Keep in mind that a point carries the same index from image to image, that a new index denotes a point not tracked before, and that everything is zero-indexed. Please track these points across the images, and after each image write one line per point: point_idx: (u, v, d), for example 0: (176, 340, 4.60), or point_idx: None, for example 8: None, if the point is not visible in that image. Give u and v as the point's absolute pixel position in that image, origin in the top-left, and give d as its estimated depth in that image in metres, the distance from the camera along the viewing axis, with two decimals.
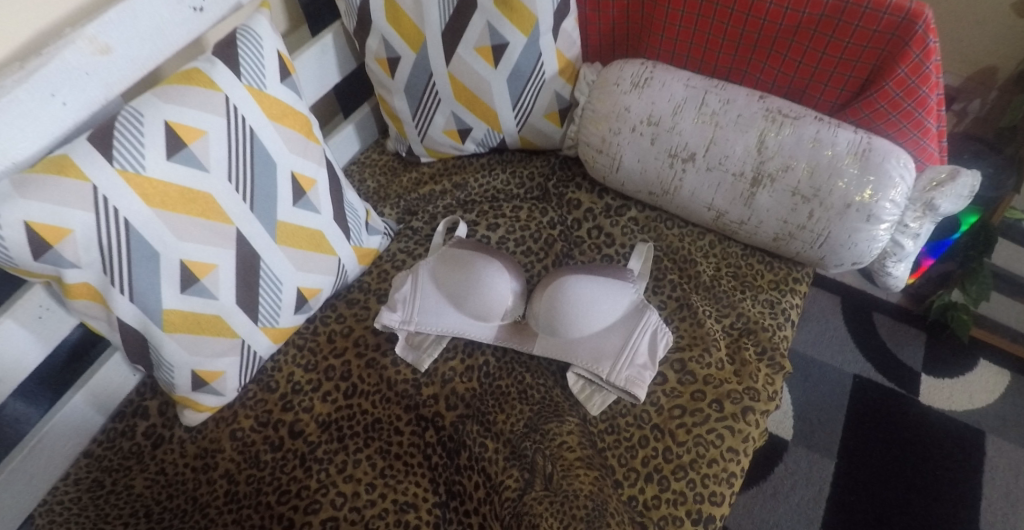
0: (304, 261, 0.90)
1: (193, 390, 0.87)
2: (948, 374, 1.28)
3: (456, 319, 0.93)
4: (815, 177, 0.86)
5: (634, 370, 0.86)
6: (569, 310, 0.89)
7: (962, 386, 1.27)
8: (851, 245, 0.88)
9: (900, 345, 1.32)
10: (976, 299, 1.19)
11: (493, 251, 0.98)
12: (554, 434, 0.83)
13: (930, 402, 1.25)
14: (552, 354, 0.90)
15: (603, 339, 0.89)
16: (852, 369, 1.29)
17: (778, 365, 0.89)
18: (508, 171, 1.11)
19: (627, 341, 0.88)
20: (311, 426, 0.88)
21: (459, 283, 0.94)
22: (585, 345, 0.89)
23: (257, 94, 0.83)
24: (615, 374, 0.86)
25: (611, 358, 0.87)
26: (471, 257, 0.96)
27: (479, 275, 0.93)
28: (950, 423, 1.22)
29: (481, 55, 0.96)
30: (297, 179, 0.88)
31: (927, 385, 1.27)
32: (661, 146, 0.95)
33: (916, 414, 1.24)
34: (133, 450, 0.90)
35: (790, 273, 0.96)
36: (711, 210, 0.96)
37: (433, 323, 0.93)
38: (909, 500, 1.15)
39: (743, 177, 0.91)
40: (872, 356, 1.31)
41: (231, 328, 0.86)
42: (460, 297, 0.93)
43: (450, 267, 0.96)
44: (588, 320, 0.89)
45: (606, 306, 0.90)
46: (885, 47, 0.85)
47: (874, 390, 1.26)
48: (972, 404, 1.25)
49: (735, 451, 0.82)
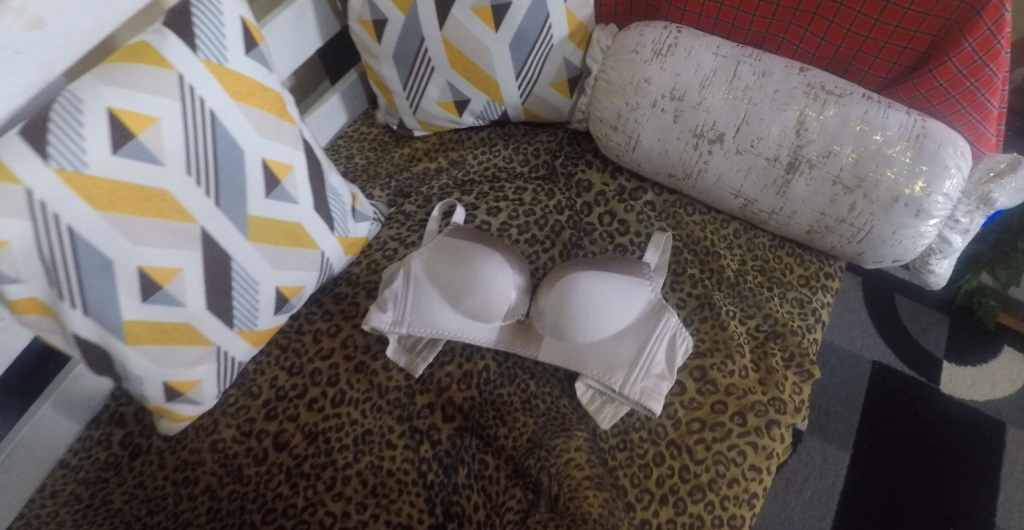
0: (282, 257, 0.81)
1: (167, 400, 0.79)
2: (972, 362, 1.20)
3: (452, 319, 0.85)
4: (861, 165, 0.76)
5: (650, 381, 0.77)
6: (577, 312, 0.80)
7: (985, 374, 1.19)
8: (895, 241, 0.78)
9: (924, 330, 1.24)
10: (1005, 283, 1.10)
11: (492, 241, 0.89)
12: (561, 451, 0.76)
13: (951, 392, 1.18)
14: (558, 361, 0.81)
15: (615, 345, 0.80)
16: (872, 355, 1.22)
17: (806, 372, 0.81)
18: (511, 146, 1.00)
19: (642, 348, 0.79)
20: (296, 438, 0.82)
21: (455, 279, 0.85)
22: (595, 352, 0.80)
23: (216, 70, 0.71)
24: (629, 386, 0.77)
25: (625, 367, 0.78)
26: (468, 249, 0.86)
27: (477, 272, 0.84)
28: (971, 414, 1.16)
29: (479, 17, 0.84)
30: (269, 166, 0.77)
31: (949, 374, 1.19)
32: (684, 125, 0.83)
33: (936, 405, 1.17)
34: (111, 461, 0.84)
35: (821, 267, 0.87)
36: (739, 198, 0.85)
37: (427, 324, 0.84)
38: (922, 496, 1.09)
39: (777, 162, 0.80)
40: (892, 340, 1.23)
41: (204, 335, 0.78)
42: (456, 296, 0.84)
43: (445, 260, 0.86)
44: (599, 324, 0.80)
45: (620, 307, 0.81)
46: (951, 17, 0.72)
47: (893, 379, 1.20)
48: (995, 394, 1.17)
49: (757, 469, 0.75)
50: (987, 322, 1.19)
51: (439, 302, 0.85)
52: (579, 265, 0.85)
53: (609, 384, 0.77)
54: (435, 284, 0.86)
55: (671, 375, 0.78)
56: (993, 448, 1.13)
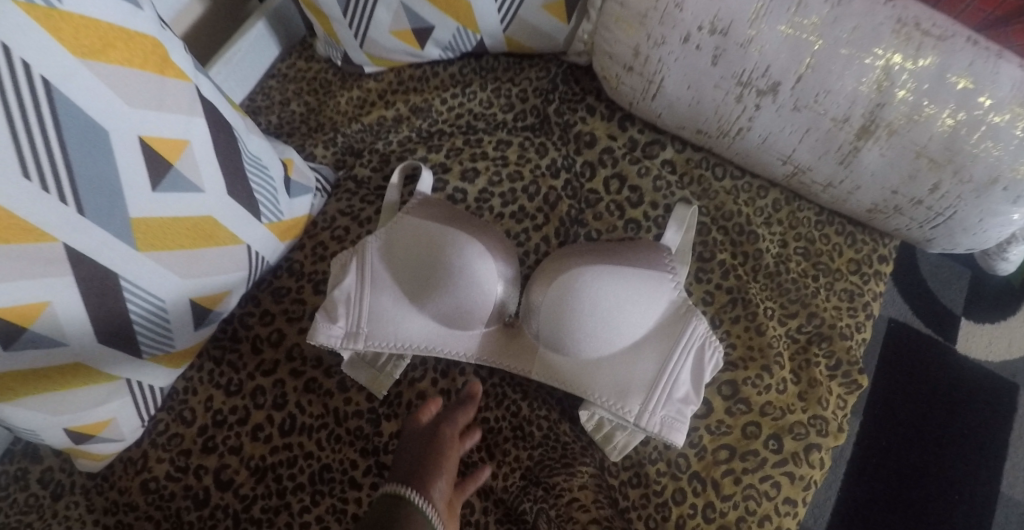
0: (193, 263, 0.62)
1: (77, 443, 0.64)
2: (991, 318, 1.06)
3: (423, 327, 0.67)
4: (953, 136, 0.57)
5: (672, 408, 0.63)
6: (581, 322, 0.63)
7: (1003, 331, 1.05)
8: (977, 230, 0.63)
9: (943, 284, 1.08)
10: None
11: (467, 221, 0.68)
12: (561, 491, 0.62)
13: (966, 352, 1.05)
14: (558, 380, 0.65)
15: (629, 360, 0.64)
16: (887, 312, 1.07)
17: (855, 383, 0.67)
18: (491, 86, 0.78)
19: (664, 365, 0.63)
20: (242, 475, 0.67)
21: (422, 277, 0.66)
22: (605, 370, 0.64)
23: (43, 15, 0.47)
24: (649, 415, 0.62)
25: (642, 390, 0.63)
26: (437, 235, 0.66)
27: (449, 271, 0.64)
28: (984, 376, 1.04)
29: None
30: (153, 148, 0.56)
31: (965, 331, 1.06)
32: (726, 69, 0.62)
33: (951, 366, 1.04)
34: (31, 503, 0.69)
35: (875, 249, 0.71)
36: (788, 164, 0.68)
37: (391, 334, 0.67)
38: (923, 468, 1.00)
39: (846, 124, 0.61)
40: (910, 298, 1.08)
41: (104, 372, 0.61)
42: (425, 299, 0.66)
43: (408, 253, 0.67)
44: (609, 335, 0.63)
45: (635, 313, 0.63)
46: None
47: (911, 337, 1.06)
48: (1009, 354, 1.04)
49: (793, 503, 0.63)
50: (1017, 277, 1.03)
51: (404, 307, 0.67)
52: (581, 254, 0.66)
53: (622, 413, 0.62)
54: (398, 282, 0.67)
55: (697, 397, 0.63)
56: (1003, 414, 1.02)
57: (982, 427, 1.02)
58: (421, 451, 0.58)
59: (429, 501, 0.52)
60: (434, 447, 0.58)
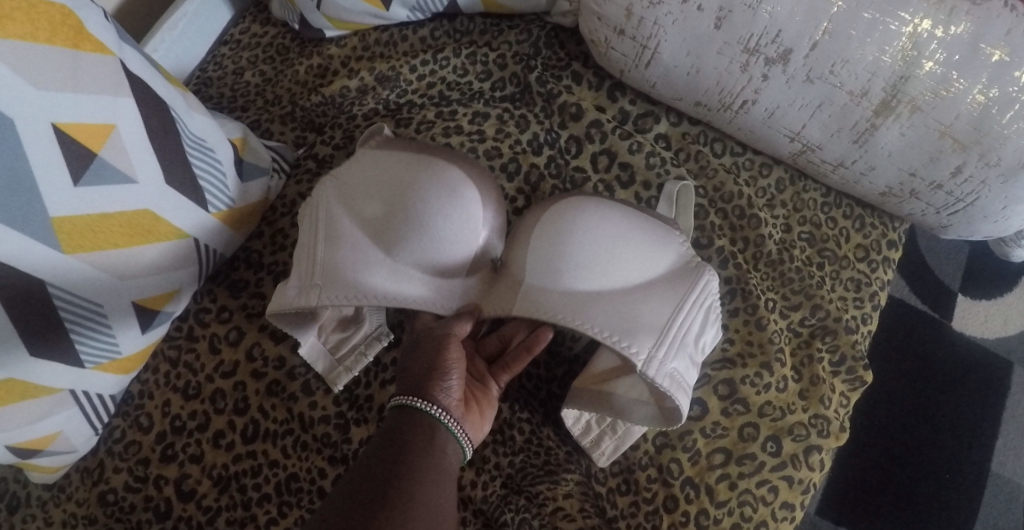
0: (131, 262, 0.55)
1: (24, 459, 0.59)
2: (987, 294, 1.03)
3: (417, 276, 0.57)
4: (986, 112, 0.51)
5: (684, 357, 0.55)
6: (587, 243, 0.55)
7: (999, 307, 1.02)
8: (999, 218, 0.58)
9: (940, 258, 1.04)
10: None
11: (435, 155, 0.59)
12: (545, 500, 0.59)
13: (962, 328, 1.02)
14: (551, 310, 0.54)
15: (636, 295, 0.55)
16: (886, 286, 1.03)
17: (859, 380, 0.62)
18: (465, 50, 0.71)
19: (678, 309, 0.55)
20: (205, 485, 0.63)
21: (385, 215, 0.56)
22: (609, 301, 0.54)
23: None
24: (662, 358, 0.53)
25: (655, 332, 0.54)
26: (410, 167, 0.57)
27: (415, 210, 0.56)
28: (983, 353, 1.00)
29: None
30: (72, 136, 0.48)
31: (963, 308, 1.02)
32: (730, 35, 0.55)
33: (953, 342, 1.01)
34: None
35: (884, 233, 0.66)
36: (796, 142, 0.61)
37: (383, 286, 0.57)
38: (919, 447, 0.96)
39: (864, 98, 0.54)
40: (908, 268, 1.04)
41: (41, 386, 0.55)
42: (423, 241, 0.56)
43: (368, 193, 0.57)
44: (618, 262, 0.55)
45: (644, 246, 0.56)
46: None
47: (907, 312, 1.02)
48: (1005, 331, 1.01)
49: (790, 507, 0.60)
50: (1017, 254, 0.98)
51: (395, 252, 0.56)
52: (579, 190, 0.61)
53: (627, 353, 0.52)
54: (387, 222, 0.56)
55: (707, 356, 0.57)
56: (998, 390, 0.99)
57: (978, 403, 0.98)
58: (428, 358, 0.54)
59: (442, 410, 0.51)
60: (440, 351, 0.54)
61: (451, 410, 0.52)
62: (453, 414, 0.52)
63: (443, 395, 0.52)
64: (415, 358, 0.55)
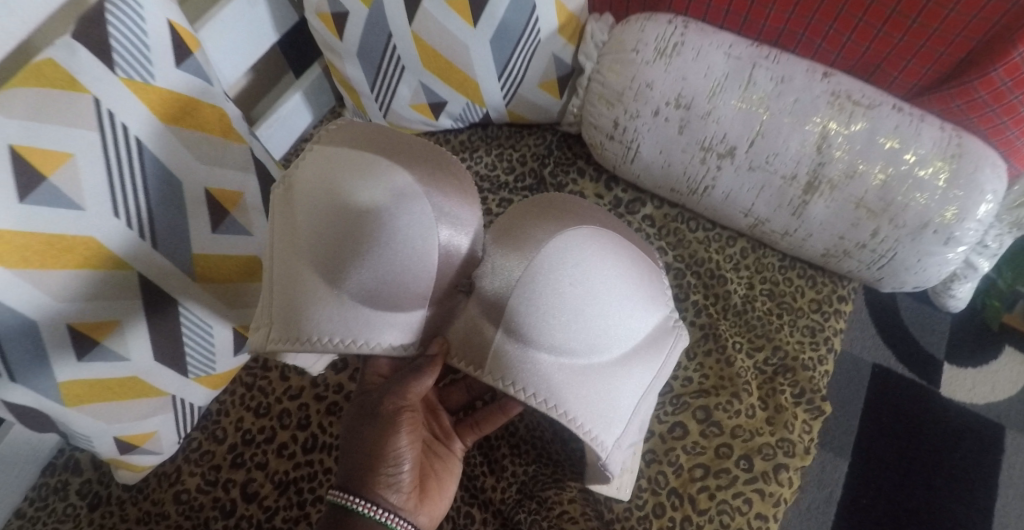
0: (235, 296, 0.73)
1: (122, 453, 0.72)
2: (974, 363, 1.13)
3: (378, 315, 0.59)
4: (888, 188, 0.67)
5: (637, 431, 0.66)
6: (586, 326, 0.59)
7: (986, 375, 1.12)
8: (918, 269, 0.71)
9: (926, 330, 1.16)
10: (1011, 282, 1.01)
11: (393, 178, 0.59)
12: (552, 504, 0.70)
13: (951, 395, 1.11)
14: (535, 390, 0.59)
15: (615, 378, 0.61)
16: (871, 357, 1.14)
17: (818, 410, 0.74)
18: (494, 151, 0.91)
19: (645, 390, 0.64)
20: (265, 488, 0.75)
21: (345, 249, 0.58)
22: (591, 385, 0.60)
23: (142, 90, 0.61)
24: (617, 448, 0.62)
25: (619, 422, 0.62)
26: (368, 195, 0.58)
27: (383, 246, 0.58)
28: (973, 418, 1.10)
29: (454, 9, 0.74)
30: (215, 197, 0.68)
31: (949, 375, 1.12)
32: (691, 137, 0.74)
33: (939, 411, 1.10)
34: (69, 513, 0.76)
35: (834, 290, 0.79)
36: (749, 217, 0.77)
37: (348, 332, 0.59)
38: (915, 508, 1.04)
39: (795, 180, 0.71)
40: (892, 342, 1.15)
41: (156, 387, 0.70)
42: (395, 288, 0.58)
43: (327, 227, 0.58)
44: (607, 346, 0.61)
45: (631, 322, 0.62)
46: (1001, 19, 0.63)
47: (892, 382, 1.12)
48: (995, 396, 1.10)
49: (764, 518, 0.69)
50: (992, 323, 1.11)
51: (363, 296, 0.58)
52: (574, 226, 0.62)
53: (592, 442, 0.60)
54: (360, 265, 0.58)
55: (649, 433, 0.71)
56: (978, 458, 1.07)
57: (961, 471, 1.06)
58: (371, 453, 0.61)
59: (383, 510, 0.60)
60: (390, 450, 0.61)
61: (396, 509, 0.61)
62: (394, 509, 0.60)
63: (393, 498, 0.60)
64: (360, 445, 0.62)
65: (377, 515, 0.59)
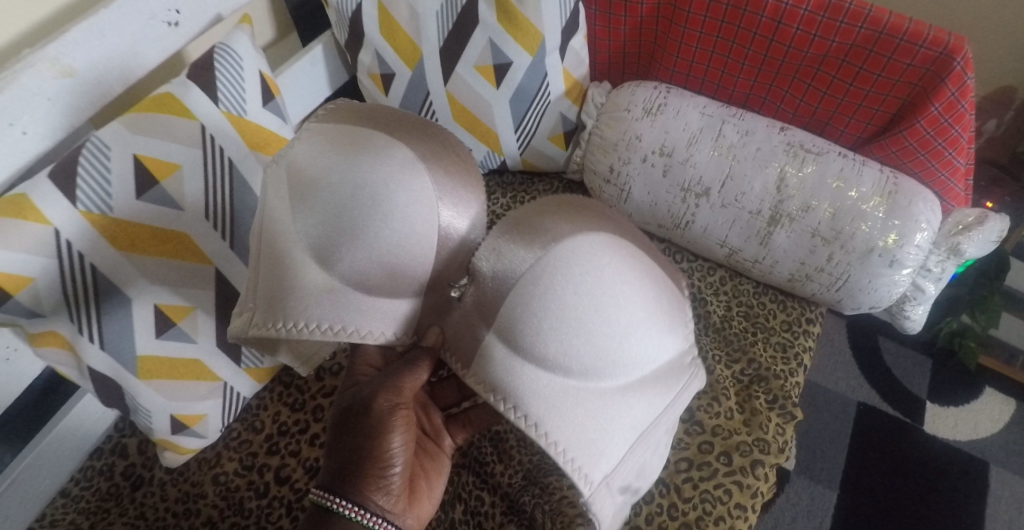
0: None
1: (172, 433, 0.81)
2: (956, 402, 1.24)
3: (367, 306, 0.64)
4: (837, 219, 0.81)
5: (630, 473, 0.67)
6: (585, 343, 0.60)
7: (968, 414, 1.23)
8: (870, 290, 0.83)
9: (908, 372, 1.27)
10: (985, 325, 1.15)
11: (389, 156, 0.63)
12: (554, 489, 0.79)
13: (935, 432, 1.21)
14: (522, 406, 0.61)
15: (608, 406, 0.63)
16: (856, 396, 1.25)
17: (789, 414, 0.84)
18: (509, 194, 1.05)
19: (641, 426, 0.66)
20: (297, 472, 0.84)
21: (337, 222, 0.63)
22: (582, 408, 0.62)
23: (236, 121, 0.77)
24: (601, 485, 0.64)
25: (608, 457, 0.64)
26: (359, 170, 0.63)
27: (376, 217, 0.62)
28: (955, 453, 1.19)
29: (482, 74, 0.91)
30: None
31: (932, 413, 1.23)
32: (673, 180, 0.89)
33: (919, 446, 1.20)
34: (111, 492, 0.85)
35: (803, 313, 0.92)
36: (725, 247, 0.90)
37: (338, 322, 0.63)
38: None
39: (760, 215, 0.85)
40: (876, 381, 1.26)
41: (213, 372, 0.81)
42: (383, 269, 0.63)
43: (317, 201, 0.63)
44: (604, 369, 0.62)
45: (635, 349, 0.63)
46: (919, 82, 0.79)
47: (877, 419, 1.22)
48: (976, 433, 1.21)
49: (743, 508, 0.78)
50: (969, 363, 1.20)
51: (354, 280, 0.63)
52: (591, 235, 0.63)
53: (574, 476, 0.62)
54: (350, 244, 0.62)
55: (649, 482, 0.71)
56: (956, 493, 1.16)
57: (940, 504, 1.15)
58: (362, 459, 0.65)
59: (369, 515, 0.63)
60: (384, 454, 0.65)
61: (384, 511, 0.64)
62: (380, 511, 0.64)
63: (382, 501, 0.64)
64: (352, 447, 0.65)
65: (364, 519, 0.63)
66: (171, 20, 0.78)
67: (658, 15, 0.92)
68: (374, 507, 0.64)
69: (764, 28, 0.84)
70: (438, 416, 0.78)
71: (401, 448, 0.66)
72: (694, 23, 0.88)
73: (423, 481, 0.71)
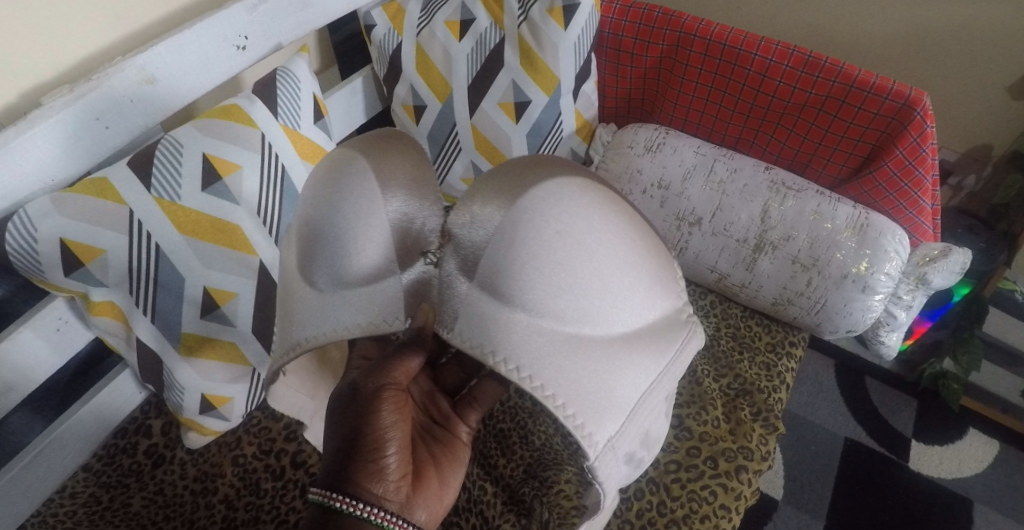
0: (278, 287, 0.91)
1: (200, 413, 0.86)
2: (940, 441, 1.30)
3: (356, 306, 0.65)
4: (815, 247, 0.91)
5: (634, 441, 0.67)
6: (574, 292, 0.61)
7: (952, 452, 1.29)
8: (846, 313, 0.92)
9: (894, 411, 1.34)
10: (967, 369, 1.23)
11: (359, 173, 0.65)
12: (553, 482, 0.85)
13: (919, 468, 1.27)
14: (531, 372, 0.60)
15: (610, 362, 0.63)
16: (843, 432, 1.31)
17: (772, 426, 0.91)
18: None
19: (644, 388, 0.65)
20: (313, 458, 0.90)
21: (334, 250, 0.65)
22: (590, 368, 0.62)
23: (291, 132, 0.88)
24: (608, 449, 0.62)
25: (614, 416, 0.63)
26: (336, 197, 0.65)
27: (371, 221, 0.64)
28: (939, 491, 1.24)
29: (504, 110, 1.03)
30: None
31: (917, 451, 1.29)
32: (669, 210, 0.98)
33: (905, 482, 1.25)
34: (132, 468, 0.90)
35: (786, 336, 1.00)
36: (714, 272, 0.99)
37: (332, 321, 0.65)
38: None
39: (746, 243, 0.94)
40: (862, 419, 1.32)
41: (243, 356, 0.87)
42: (398, 248, 0.66)
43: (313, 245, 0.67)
44: (599, 318, 0.63)
45: (628, 286, 0.64)
46: (886, 129, 0.91)
47: (862, 455, 1.28)
48: (960, 472, 1.27)
49: (726, 508, 0.84)
50: (952, 404, 1.29)
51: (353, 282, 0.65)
52: (569, 180, 0.65)
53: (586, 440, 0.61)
54: (355, 258, 0.65)
55: (654, 452, 0.72)
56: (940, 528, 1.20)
57: None
58: (353, 448, 0.64)
59: (367, 507, 0.62)
60: (375, 436, 0.65)
61: (382, 503, 0.63)
62: (378, 503, 0.63)
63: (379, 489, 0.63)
64: (343, 438, 0.65)
65: (358, 511, 0.62)
66: (240, 44, 0.89)
67: (660, 67, 1.05)
68: (372, 497, 0.63)
69: (751, 80, 0.97)
70: (446, 403, 0.80)
71: (392, 428, 0.66)
72: (691, 74, 1.02)
73: (431, 471, 0.71)
